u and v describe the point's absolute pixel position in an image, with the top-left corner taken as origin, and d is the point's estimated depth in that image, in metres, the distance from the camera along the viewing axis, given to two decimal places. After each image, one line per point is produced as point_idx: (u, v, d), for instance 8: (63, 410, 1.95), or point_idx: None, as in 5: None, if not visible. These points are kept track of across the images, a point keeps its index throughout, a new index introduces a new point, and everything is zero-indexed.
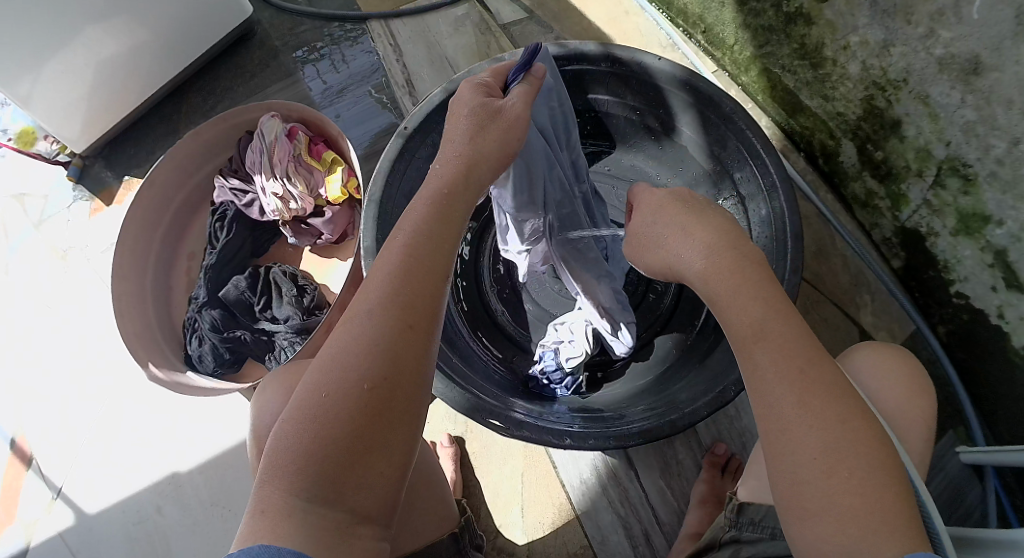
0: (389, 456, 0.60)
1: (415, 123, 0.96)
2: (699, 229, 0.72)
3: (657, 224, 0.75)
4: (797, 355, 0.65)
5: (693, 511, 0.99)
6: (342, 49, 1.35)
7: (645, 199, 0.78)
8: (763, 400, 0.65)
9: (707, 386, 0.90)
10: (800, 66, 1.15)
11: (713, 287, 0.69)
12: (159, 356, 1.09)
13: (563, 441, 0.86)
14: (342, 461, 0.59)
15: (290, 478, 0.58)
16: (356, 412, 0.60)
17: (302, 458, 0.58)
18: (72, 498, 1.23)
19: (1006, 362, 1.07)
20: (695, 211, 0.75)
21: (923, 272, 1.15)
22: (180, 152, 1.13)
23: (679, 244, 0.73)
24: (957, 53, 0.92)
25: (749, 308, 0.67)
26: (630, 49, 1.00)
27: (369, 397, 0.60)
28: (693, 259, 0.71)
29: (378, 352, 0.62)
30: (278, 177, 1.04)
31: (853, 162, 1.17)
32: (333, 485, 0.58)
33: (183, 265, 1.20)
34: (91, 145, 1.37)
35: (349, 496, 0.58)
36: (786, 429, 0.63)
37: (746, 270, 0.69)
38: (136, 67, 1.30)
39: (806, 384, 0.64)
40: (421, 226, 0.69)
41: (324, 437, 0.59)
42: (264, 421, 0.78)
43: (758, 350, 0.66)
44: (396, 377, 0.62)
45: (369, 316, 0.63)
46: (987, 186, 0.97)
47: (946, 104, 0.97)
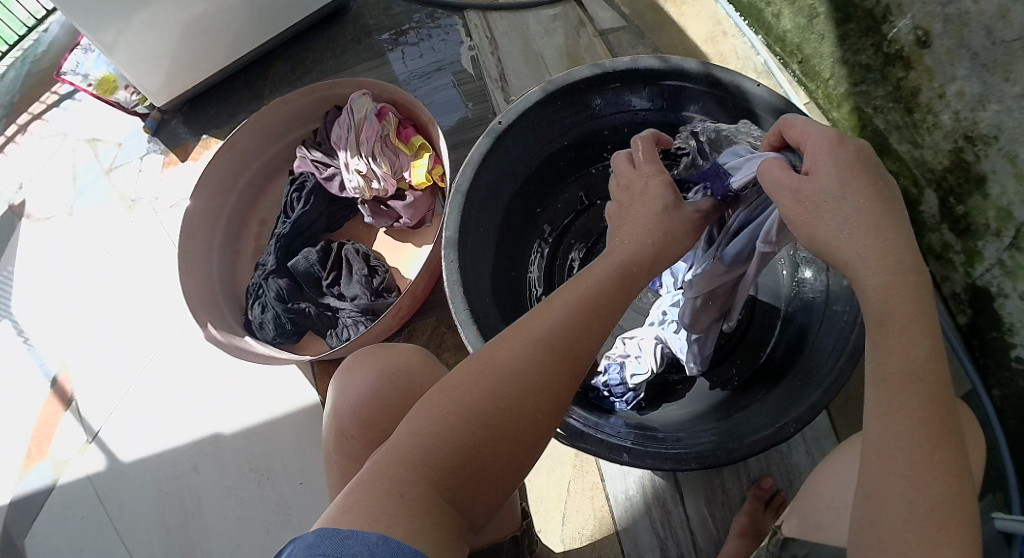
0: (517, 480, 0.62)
1: (509, 119, 0.96)
2: (887, 232, 0.63)
3: (842, 204, 0.64)
4: (937, 408, 0.61)
5: (730, 542, 0.98)
6: (433, 37, 1.35)
7: (831, 159, 0.65)
8: (888, 441, 0.61)
9: (766, 419, 0.89)
10: (894, 109, 1.13)
11: (888, 307, 0.62)
12: (219, 317, 1.10)
13: (619, 457, 0.86)
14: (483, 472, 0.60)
15: (432, 474, 0.58)
16: (510, 434, 0.61)
17: (433, 457, 0.58)
18: (105, 443, 1.25)
19: None
20: (885, 195, 0.64)
21: (987, 332, 1.12)
22: (263, 119, 1.13)
23: (855, 237, 0.63)
24: None
25: (911, 348, 0.61)
26: (731, 72, 0.98)
27: (516, 426, 0.61)
28: (866, 265, 0.63)
29: (536, 388, 0.62)
30: (363, 156, 1.05)
31: (933, 213, 1.14)
32: (467, 491, 0.59)
33: (253, 230, 1.21)
34: (171, 99, 1.38)
35: (471, 506, 0.59)
36: (907, 477, 0.60)
37: (915, 312, 0.62)
38: (229, 29, 1.31)
39: (937, 438, 0.60)
40: (621, 267, 0.70)
41: (475, 445, 0.60)
42: (353, 392, 0.77)
43: (907, 392, 0.61)
44: (556, 414, 0.63)
45: (552, 344, 0.64)
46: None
47: None
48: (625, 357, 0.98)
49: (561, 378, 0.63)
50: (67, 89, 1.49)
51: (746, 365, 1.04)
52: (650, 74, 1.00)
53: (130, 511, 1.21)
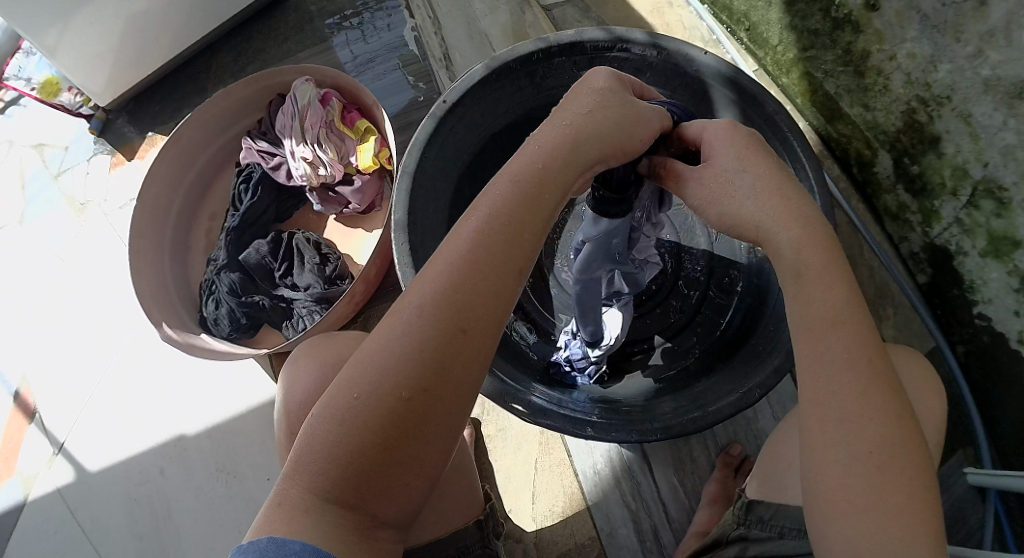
0: (418, 468, 0.58)
1: (454, 98, 0.94)
2: (787, 199, 0.67)
3: (745, 175, 0.68)
4: (865, 353, 0.63)
5: (702, 510, 0.98)
6: (375, 20, 1.33)
7: (725, 140, 0.70)
8: (819, 388, 0.63)
9: (732, 386, 0.88)
10: (844, 73, 1.12)
11: (802, 259, 0.65)
12: (173, 315, 1.08)
13: (585, 431, 0.84)
14: (368, 465, 0.57)
15: (312, 474, 0.57)
16: (387, 419, 0.57)
17: (326, 454, 0.57)
18: (72, 454, 1.22)
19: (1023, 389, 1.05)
20: (782, 168, 0.70)
21: (948, 290, 1.12)
22: (208, 111, 1.11)
23: (768, 201, 0.67)
24: (1004, 77, 0.90)
25: (830, 294, 0.64)
26: (677, 41, 0.98)
27: (405, 404, 0.58)
28: (777, 227, 0.66)
29: (419, 360, 0.58)
30: (308, 143, 1.03)
31: (888, 174, 1.14)
32: (355, 488, 0.57)
33: (204, 225, 1.18)
34: (115, 98, 1.35)
35: (376, 497, 0.57)
36: (843, 420, 0.62)
37: (828, 264, 0.65)
38: (168, 22, 1.28)
39: (869, 383, 0.62)
40: (500, 210, 0.63)
41: (352, 438, 0.57)
42: (297, 389, 0.76)
43: (832, 335, 0.64)
44: (435, 389, 0.58)
45: (416, 316, 0.59)
46: (1021, 211, 0.94)
47: (987, 125, 0.94)
48: (581, 331, 0.98)
49: (446, 344, 0.59)
50: (9, 95, 1.44)
51: (708, 333, 1.03)
52: (595, 46, 0.99)
53: (99, 520, 1.18)
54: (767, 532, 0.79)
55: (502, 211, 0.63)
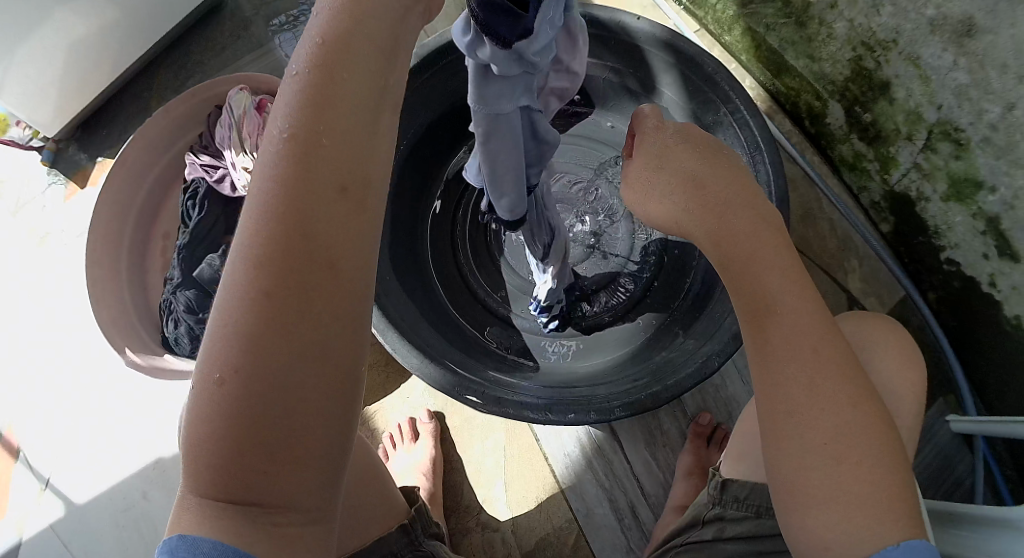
0: (317, 415, 0.45)
1: None
2: (709, 181, 0.61)
3: (663, 173, 0.63)
4: (812, 332, 0.58)
5: (678, 484, 0.98)
6: (313, 18, 1.33)
7: (653, 142, 0.65)
8: (772, 382, 0.59)
9: (692, 354, 0.86)
10: (785, 25, 1.03)
11: (726, 250, 0.60)
12: (136, 339, 1.07)
13: (540, 416, 0.82)
14: (260, 426, 0.44)
15: (193, 473, 0.44)
16: (262, 377, 0.43)
17: (201, 438, 0.44)
18: (59, 486, 1.22)
19: (998, 333, 1.00)
20: (708, 153, 0.63)
21: (912, 238, 1.06)
22: (149, 130, 1.10)
23: (682, 197, 0.61)
24: (949, 13, 0.80)
25: (766, 278, 0.59)
26: (610, 10, 0.96)
27: (274, 350, 0.43)
28: (701, 220, 0.61)
29: (276, 302, 0.43)
30: (248, 153, 1.04)
31: (840, 124, 1.06)
32: (253, 462, 0.44)
33: (158, 245, 1.17)
34: (64, 127, 1.34)
35: (283, 463, 0.44)
36: (793, 413, 0.58)
37: (758, 231, 0.60)
38: (106, 45, 1.26)
39: (818, 366, 0.58)
40: (305, 116, 0.44)
41: (220, 421, 0.43)
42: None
43: (771, 328, 0.58)
44: (311, 316, 0.44)
45: (245, 284, 0.43)
46: (980, 151, 0.87)
47: (936, 66, 0.86)
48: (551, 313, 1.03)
49: (300, 272, 0.43)
50: None
51: (664, 307, 1.03)
52: None
53: (92, 551, 1.18)
54: (743, 512, 0.76)
55: (305, 106, 0.44)
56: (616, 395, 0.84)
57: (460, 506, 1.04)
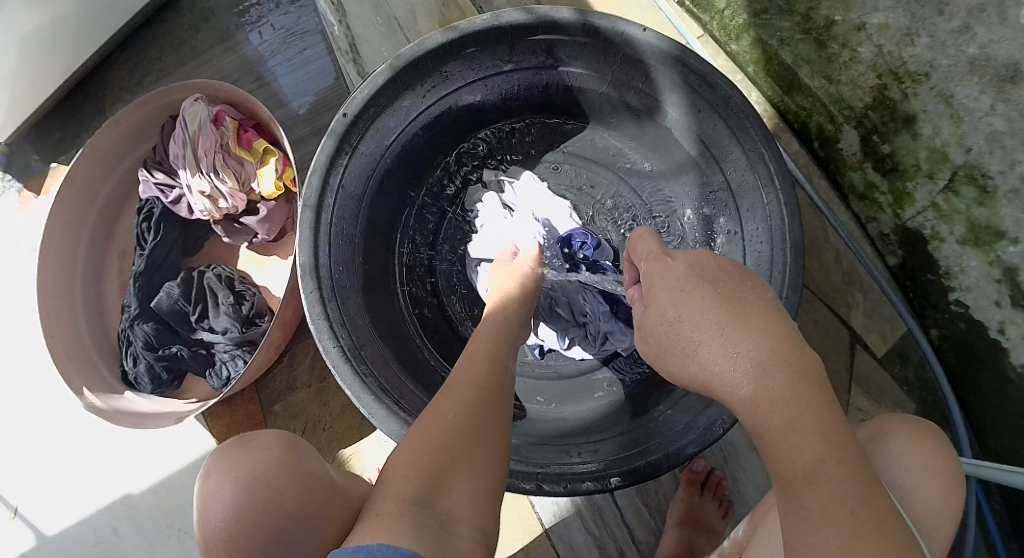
0: (487, 456, 0.66)
1: (356, 108, 0.84)
2: (738, 332, 0.57)
3: (683, 324, 0.61)
4: (852, 494, 0.54)
5: (668, 533, 0.94)
6: (277, 7, 1.23)
7: (663, 282, 0.63)
8: (801, 541, 0.55)
9: (690, 418, 0.82)
10: (803, 41, 0.94)
11: (762, 419, 0.55)
12: (93, 375, 1.00)
13: (530, 486, 0.77)
14: (452, 454, 0.64)
15: (403, 486, 0.61)
16: (460, 423, 0.66)
17: (413, 464, 0.63)
18: (28, 516, 1.12)
19: (1000, 379, 0.94)
20: (730, 299, 0.60)
21: (920, 274, 0.99)
22: (102, 143, 1.00)
23: (710, 352, 0.58)
24: (994, 55, 0.74)
25: (804, 449, 0.54)
26: (611, 18, 0.86)
27: (466, 416, 0.67)
28: (736, 380, 0.56)
29: (468, 397, 0.69)
30: (204, 174, 0.96)
31: (855, 151, 0.97)
32: (439, 484, 0.62)
33: (115, 265, 1.08)
34: (16, 129, 1.22)
35: (451, 488, 0.62)
36: None
37: (801, 391, 0.54)
38: (57, 43, 1.14)
39: (857, 526, 0.53)
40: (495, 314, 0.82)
41: (433, 458, 0.63)
42: (217, 507, 0.70)
43: (807, 497, 0.54)
44: (489, 406, 0.69)
45: (462, 382, 0.71)
46: (1006, 202, 0.80)
47: (971, 108, 0.78)
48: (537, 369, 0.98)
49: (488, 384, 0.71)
50: None
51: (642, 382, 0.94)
52: (516, 30, 0.87)
53: None
54: None
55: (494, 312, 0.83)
56: (614, 458, 0.80)
57: None
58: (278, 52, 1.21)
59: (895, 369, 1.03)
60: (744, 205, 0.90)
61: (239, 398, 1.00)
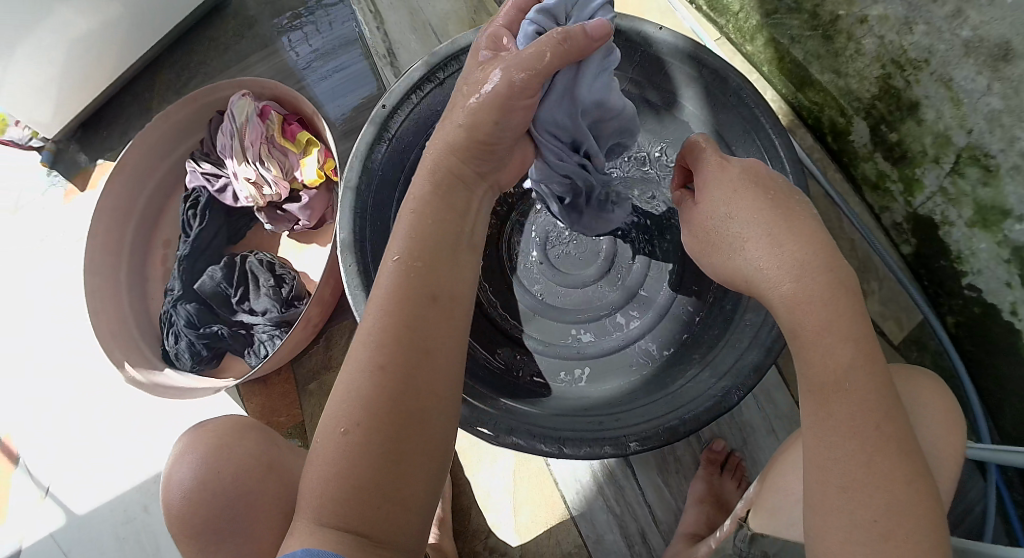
0: (427, 454, 0.58)
1: (394, 101, 0.91)
2: (786, 236, 0.62)
3: (732, 223, 0.65)
4: (877, 410, 0.58)
5: (690, 510, 0.97)
6: (319, 16, 1.30)
7: (717, 182, 0.67)
8: (824, 463, 0.59)
9: (710, 387, 0.85)
10: (812, 38, 1.00)
11: (799, 316, 0.60)
12: (135, 352, 1.04)
13: (552, 449, 0.81)
14: (378, 464, 0.56)
15: (318, 501, 0.55)
16: (381, 417, 0.57)
17: (333, 474, 0.56)
18: (59, 496, 1.15)
19: (1015, 361, 0.97)
20: (780, 204, 0.65)
21: (933, 261, 1.02)
22: (150, 134, 1.07)
23: (756, 249, 0.63)
24: (987, 36, 0.79)
25: (837, 351, 0.59)
26: (630, 18, 0.93)
27: (390, 409, 0.57)
28: (780, 277, 0.61)
29: (385, 377, 0.57)
30: (250, 162, 1.01)
31: (865, 142, 1.02)
32: (366, 500, 0.55)
33: (159, 252, 1.14)
34: (64, 126, 1.29)
35: (381, 506, 0.55)
36: (847, 488, 0.58)
37: (837, 295, 0.60)
38: (108, 43, 1.22)
39: (879, 444, 0.58)
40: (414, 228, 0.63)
41: (348, 467, 0.56)
42: (177, 479, 0.79)
43: (835, 402, 0.59)
44: (421, 382, 0.58)
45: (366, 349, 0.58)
46: (1009, 179, 0.85)
47: (970, 89, 0.84)
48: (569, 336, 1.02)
49: (416, 343, 0.58)
50: None
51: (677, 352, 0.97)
52: None
53: None
54: None
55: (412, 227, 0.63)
56: (635, 424, 0.84)
57: (467, 531, 1.02)
58: (317, 60, 1.29)
59: (912, 356, 1.06)
60: None
61: (275, 377, 1.05)
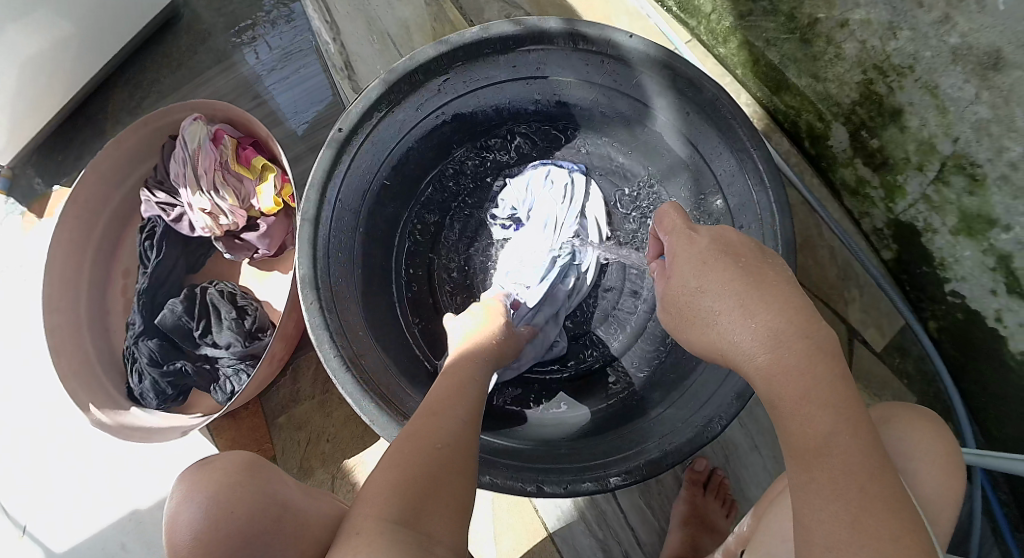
0: (466, 473, 0.65)
1: (349, 123, 0.85)
2: (759, 304, 0.60)
3: (706, 295, 0.64)
4: (860, 469, 0.56)
5: (673, 533, 0.94)
6: (273, 29, 1.25)
7: (688, 254, 0.67)
8: (805, 522, 0.56)
9: (694, 415, 0.82)
10: (788, 41, 0.95)
11: (777, 389, 0.58)
12: (100, 392, 1.01)
13: (533, 488, 0.77)
14: (428, 476, 0.62)
15: (375, 509, 0.60)
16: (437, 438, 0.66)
17: (385, 490, 0.61)
18: (38, 534, 1.12)
19: (998, 366, 0.94)
20: (751, 270, 0.63)
21: (914, 267, 0.99)
22: (104, 163, 1.02)
23: (731, 321, 0.61)
24: (976, 44, 0.75)
25: (817, 420, 0.56)
26: (599, 26, 0.87)
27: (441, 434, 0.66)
28: (753, 347, 0.60)
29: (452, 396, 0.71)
30: (204, 192, 0.98)
31: (844, 148, 0.98)
32: (414, 506, 0.60)
33: (118, 284, 1.10)
34: (18, 153, 1.23)
35: (426, 508, 0.60)
36: (833, 548, 0.55)
37: (814, 363, 0.57)
38: (57, 67, 1.16)
39: (865, 501, 0.55)
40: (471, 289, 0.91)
41: (399, 481, 0.62)
42: (179, 525, 0.66)
43: (817, 467, 0.56)
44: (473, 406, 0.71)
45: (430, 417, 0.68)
46: (996, 189, 0.81)
47: (956, 98, 0.80)
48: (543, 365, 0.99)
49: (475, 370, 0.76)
50: None
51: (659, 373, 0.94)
52: (505, 42, 0.88)
53: None
54: None
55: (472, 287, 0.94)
56: (622, 456, 0.81)
57: None
58: (275, 72, 1.23)
59: (894, 362, 1.03)
60: (734, 206, 0.91)
61: (243, 411, 1.02)
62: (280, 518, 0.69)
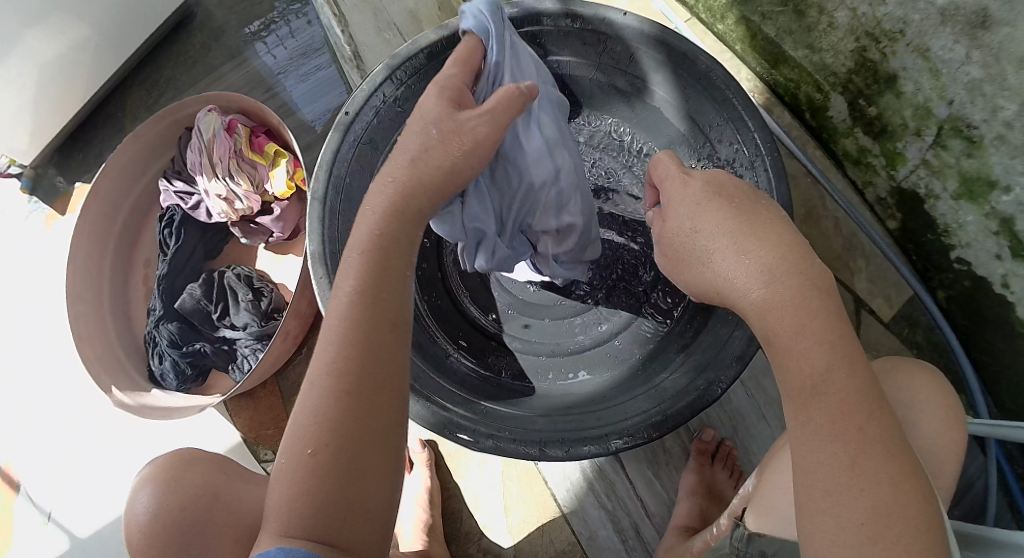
0: (382, 458, 0.60)
1: (356, 106, 0.89)
2: (752, 242, 0.61)
3: (698, 237, 0.64)
4: (858, 410, 0.57)
5: (681, 502, 0.96)
6: (290, 23, 1.29)
7: (680, 198, 0.67)
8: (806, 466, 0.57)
9: (694, 380, 0.84)
10: (783, 14, 0.97)
11: (772, 323, 0.59)
12: (122, 375, 1.05)
13: (535, 452, 0.80)
14: (339, 475, 0.58)
15: (284, 508, 0.58)
16: (343, 426, 0.59)
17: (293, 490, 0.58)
18: (62, 521, 1.15)
19: (1008, 333, 0.94)
20: (746, 211, 0.63)
21: (920, 235, 1.00)
22: (123, 156, 1.06)
23: (724, 261, 0.62)
24: (963, 4, 0.76)
25: (812, 356, 0.57)
26: (595, 5, 0.90)
27: (346, 419, 0.59)
28: (748, 284, 0.60)
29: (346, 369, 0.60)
30: (220, 178, 1.01)
31: (843, 117, 1.00)
32: (329, 508, 0.58)
33: (140, 273, 1.14)
34: (41, 152, 1.28)
35: (339, 512, 0.58)
36: (831, 490, 0.56)
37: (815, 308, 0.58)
38: (79, 68, 1.21)
39: (862, 441, 0.56)
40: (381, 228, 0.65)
41: (309, 483, 0.58)
42: (130, 519, 0.74)
43: (814, 410, 0.57)
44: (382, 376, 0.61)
45: (317, 383, 0.60)
46: (994, 149, 0.82)
47: (949, 60, 0.80)
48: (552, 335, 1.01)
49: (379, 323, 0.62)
50: None
51: (663, 341, 0.96)
52: None
53: None
54: None
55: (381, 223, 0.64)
56: (622, 420, 0.83)
57: (459, 533, 1.04)
58: (289, 66, 1.27)
59: (902, 332, 1.03)
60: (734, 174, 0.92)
61: (260, 391, 1.05)
62: (213, 509, 0.75)
